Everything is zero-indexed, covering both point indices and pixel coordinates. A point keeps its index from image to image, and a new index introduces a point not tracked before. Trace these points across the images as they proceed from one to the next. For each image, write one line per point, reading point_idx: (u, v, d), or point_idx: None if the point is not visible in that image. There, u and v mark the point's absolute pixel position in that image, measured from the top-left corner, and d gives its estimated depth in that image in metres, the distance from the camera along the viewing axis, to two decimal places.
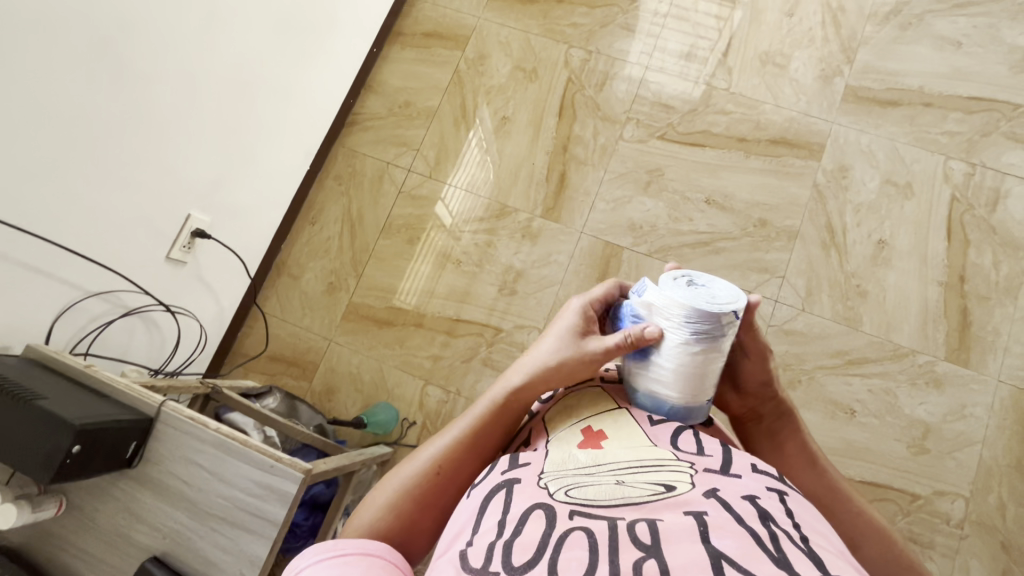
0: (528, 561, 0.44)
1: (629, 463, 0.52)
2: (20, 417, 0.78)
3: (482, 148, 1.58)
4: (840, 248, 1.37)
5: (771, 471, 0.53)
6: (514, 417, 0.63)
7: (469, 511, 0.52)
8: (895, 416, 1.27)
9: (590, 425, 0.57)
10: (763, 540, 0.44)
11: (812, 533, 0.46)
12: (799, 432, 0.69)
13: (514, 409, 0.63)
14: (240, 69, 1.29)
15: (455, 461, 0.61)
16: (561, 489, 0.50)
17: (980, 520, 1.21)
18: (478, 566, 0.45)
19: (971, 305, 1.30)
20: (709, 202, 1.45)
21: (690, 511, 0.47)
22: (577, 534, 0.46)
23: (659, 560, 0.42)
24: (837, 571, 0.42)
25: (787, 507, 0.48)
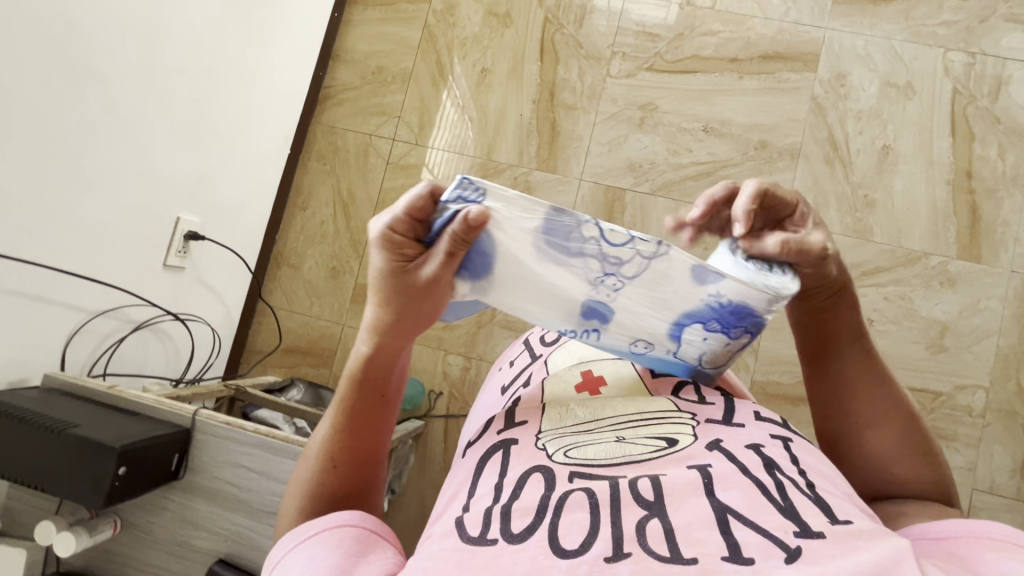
0: (528, 526, 0.41)
1: (627, 419, 0.51)
2: (54, 448, 0.77)
3: (460, 106, 1.51)
4: (844, 159, 1.35)
5: (774, 418, 0.52)
6: (380, 383, 0.57)
7: (466, 474, 0.50)
8: (912, 320, 1.29)
9: (591, 371, 0.60)
10: (769, 489, 0.42)
11: (818, 479, 0.45)
12: (857, 307, 0.61)
13: (375, 376, 0.57)
14: (201, 53, 1.20)
15: (344, 448, 0.56)
16: (560, 451, 0.48)
17: (1000, 407, 1.25)
18: (476, 533, 0.42)
19: (979, 200, 1.30)
20: (706, 130, 1.40)
21: (693, 465, 0.45)
22: (578, 495, 0.43)
23: (662, 519, 0.40)
24: (845, 516, 0.41)
25: (791, 454, 0.47)
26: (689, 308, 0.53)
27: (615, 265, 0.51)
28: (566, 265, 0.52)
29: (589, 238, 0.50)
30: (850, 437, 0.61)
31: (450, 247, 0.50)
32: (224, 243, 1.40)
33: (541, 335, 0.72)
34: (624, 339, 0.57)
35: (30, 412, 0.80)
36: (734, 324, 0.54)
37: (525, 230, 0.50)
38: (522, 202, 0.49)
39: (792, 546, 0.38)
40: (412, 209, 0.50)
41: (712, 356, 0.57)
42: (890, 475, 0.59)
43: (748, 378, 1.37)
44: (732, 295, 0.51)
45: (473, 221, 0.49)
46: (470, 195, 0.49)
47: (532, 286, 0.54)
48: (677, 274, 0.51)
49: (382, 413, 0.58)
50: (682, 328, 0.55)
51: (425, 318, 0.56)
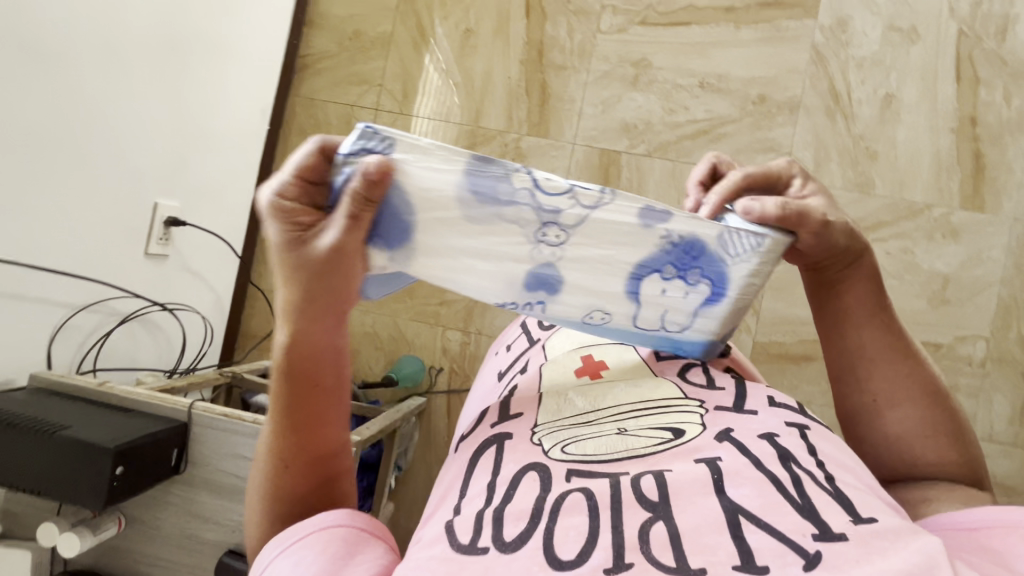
0: (520, 534, 0.39)
1: (630, 408, 0.49)
2: (48, 451, 0.75)
3: (444, 71, 1.44)
4: (846, 111, 1.31)
5: (790, 405, 0.50)
6: (308, 372, 0.52)
7: (459, 472, 0.49)
8: (915, 273, 1.28)
9: (591, 356, 0.58)
10: (784, 485, 0.41)
11: (838, 470, 0.43)
12: (873, 282, 0.59)
13: (301, 367, 0.52)
14: (164, 24, 1.12)
15: (288, 446, 0.52)
16: (557, 446, 0.46)
17: (1000, 356, 1.25)
18: (466, 541, 0.40)
19: (984, 147, 1.27)
20: (702, 86, 1.35)
21: (702, 459, 0.43)
22: (576, 497, 0.41)
23: (668, 522, 0.39)
24: (868, 511, 0.40)
25: (809, 443, 0.45)
26: (639, 259, 0.51)
27: (552, 215, 0.49)
28: (494, 221, 0.49)
29: (518, 188, 0.48)
30: (869, 418, 0.60)
31: (352, 208, 0.46)
32: (207, 228, 1.35)
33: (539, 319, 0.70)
34: (576, 307, 0.54)
35: (21, 416, 0.78)
36: (692, 271, 0.52)
37: (441, 182, 0.47)
38: (438, 149, 0.46)
39: (811, 551, 0.36)
40: (303, 170, 0.47)
41: (678, 317, 0.55)
42: (911, 456, 0.58)
43: (750, 339, 1.36)
44: (683, 232, 0.50)
45: (377, 175, 0.45)
46: (372, 146, 0.46)
47: (460, 252, 0.51)
48: (624, 221, 0.50)
49: (322, 406, 0.53)
50: (639, 285, 0.53)
51: (344, 297, 0.51)
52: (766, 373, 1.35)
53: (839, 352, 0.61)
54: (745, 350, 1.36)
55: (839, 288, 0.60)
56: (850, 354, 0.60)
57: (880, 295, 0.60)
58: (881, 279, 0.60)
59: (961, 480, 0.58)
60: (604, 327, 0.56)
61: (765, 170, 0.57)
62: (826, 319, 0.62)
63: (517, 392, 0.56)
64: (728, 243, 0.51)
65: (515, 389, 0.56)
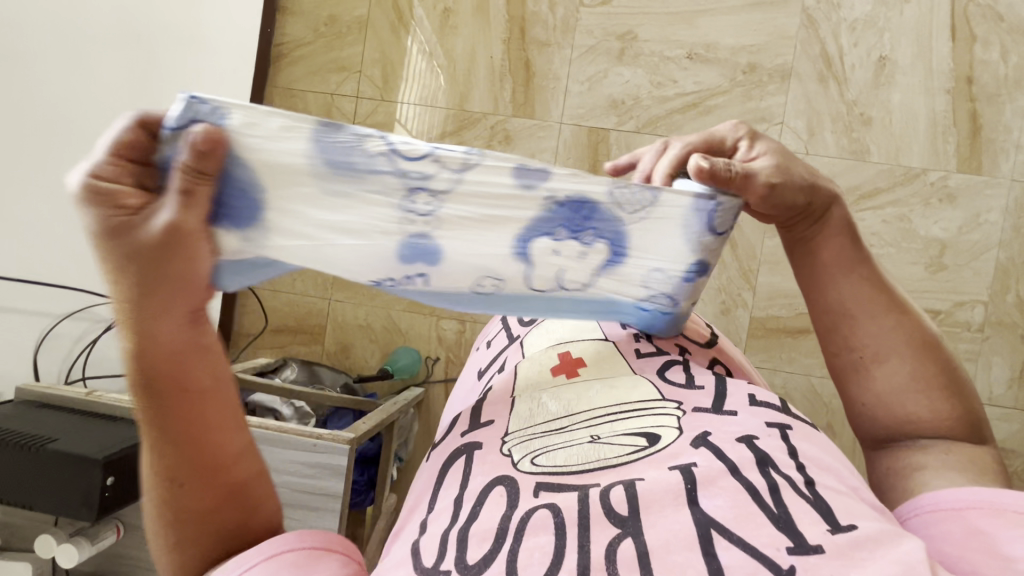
0: (484, 557, 0.38)
1: (605, 413, 0.47)
2: (38, 466, 0.76)
3: (426, 53, 1.40)
4: (839, 76, 1.27)
5: (772, 402, 0.49)
6: (168, 372, 0.43)
7: (429, 485, 0.48)
8: (911, 241, 1.26)
9: (569, 352, 0.56)
10: (761, 494, 0.39)
11: (818, 473, 0.42)
12: (846, 232, 0.57)
13: (163, 370, 0.43)
14: (126, 18, 1.08)
15: (170, 461, 0.43)
16: (527, 458, 0.45)
17: (999, 320, 1.24)
18: (429, 565, 0.39)
19: (980, 108, 1.24)
20: (691, 57, 1.31)
21: (676, 466, 0.42)
22: (542, 514, 0.40)
23: (636, 539, 0.38)
24: (847, 517, 0.39)
25: (789, 445, 0.44)
26: (526, 218, 0.47)
27: (414, 178, 0.44)
28: (348, 193, 0.45)
29: (375, 154, 0.43)
30: (856, 375, 0.56)
31: (191, 182, 0.39)
32: None
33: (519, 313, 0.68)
34: (457, 277, 0.50)
35: (11, 432, 0.79)
36: (585, 233, 0.48)
37: (292, 152, 0.42)
38: (280, 118, 0.41)
39: (784, 567, 0.35)
40: (126, 145, 0.39)
41: (577, 280, 0.51)
42: (904, 412, 0.54)
43: (747, 315, 1.35)
44: (567, 191, 0.46)
45: (213, 145, 0.40)
46: (201, 113, 0.40)
47: (314, 229, 0.46)
48: (500, 181, 0.46)
49: (205, 410, 0.44)
50: (527, 243, 0.48)
51: (197, 285, 0.42)
52: (764, 348, 1.35)
53: (818, 307, 0.58)
54: (743, 326, 1.35)
55: (812, 241, 0.57)
56: (832, 310, 0.57)
57: (856, 244, 0.57)
58: (855, 228, 0.57)
59: (959, 434, 0.54)
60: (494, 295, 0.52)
61: (707, 136, 0.55)
62: (803, 274, 0.59)
63: (491, 393, 0.54)
64: (618, 199, 0.47)
65: (490, 389, 0.55)
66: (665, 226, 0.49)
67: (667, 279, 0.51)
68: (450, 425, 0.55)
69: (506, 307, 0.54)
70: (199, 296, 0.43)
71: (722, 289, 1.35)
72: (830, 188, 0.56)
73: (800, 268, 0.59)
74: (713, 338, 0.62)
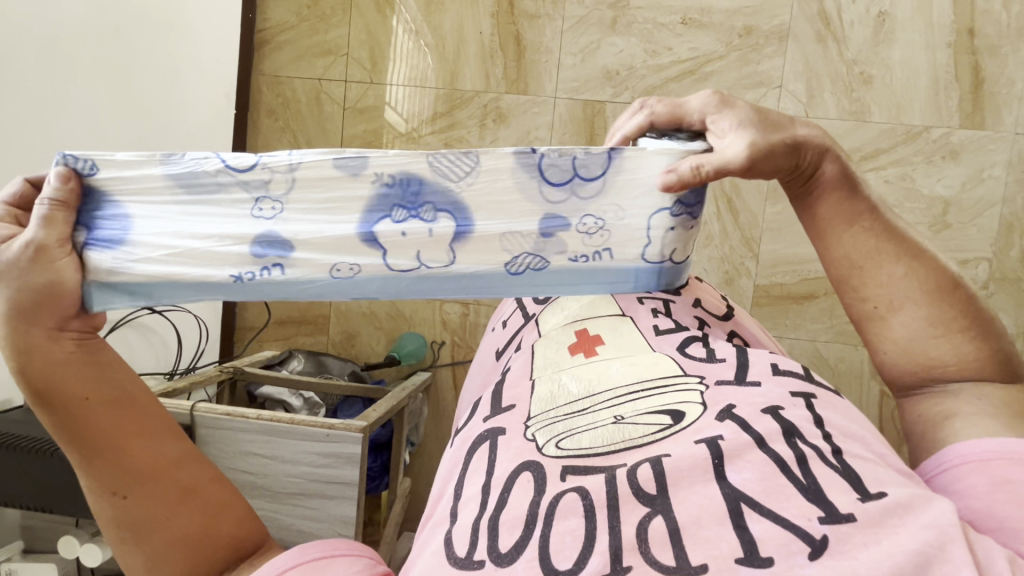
0: (517, 544, 0.39)
1: (628, 391, 0.47)
2: (59, 469, 0.78)
3: (412, 31, 1.36)
4: (838, 35, 1.24)
5: (795, 371, 0.49)
6: (70, 392, 0.46)
7: (454, 472, 0.48)
8: (914, 200, 1.25)
9: (586, 330, 0.55)
10: (789, 466, 0.39)
11: (844, 441, 0.43)
12: (844, 187, 0.54)
13: (65, 390, 0.46)
14: (102, 9, 1.04)
15: (107, 476, 0.46)
16: (552, 441, 0.45)
17: (1003, 276, 1.24)
18: (463, 554, 0.40)
19: (983, 60, 1.21)
20: (685, 23, 1.28)
21: (702, 440, 0.42)
22: (571, 497, 0.40)
23: (666, 516, 0.38)
24: (876, 485, 0.39)
25: (814, 415, 0.44)
26: (365, 202, 0.51)
27: (257, 186, 0.51)
28: (208, 201, 0.51)
29: (214, 172, 0.51)
30: (873, 327, 0.56)
31: (51, 209, 0.48)
32: None
33: None
34: (316, 264, 0.51)
35: (28, 436, 0.80)
36: (422, 207, 0.51)
37: (155, 179, 0.51)
38: (137, 161, 0.51)
39: (818, 537, 0.35)
40: (17, 200, 0.50)
41: (435, 255, 0.51)
42: (926, 357, 0.55)
43: (751, 284, 1.35)
44: (390, 171, 0.50)
45: (72, 183, 0.49)
46: (76, 168, 0.50)
47: (177, 237, 0.51)
48: (327, 176, 0.50)
49: (122, 422, 0.48)
50: (372, 226, 0.51)
51: (64, 294, 0.47)
52: (769, 316, 1.35)
53: (831, 268, 0.56)
54: (747, 295, 1.35)
55: (811, 197, 0.55)
56: (845, 271, 0.55)
57: (855, 196, 0.54)
58: (854, 178, 0.54)
59: (986, 369, 0.54)
60: (358, 281, 0.52)
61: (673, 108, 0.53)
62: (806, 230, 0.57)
63: (508, 376, 0.54)
64: (439, 167, 0.49)
65: (508, 371, 0.55)
66: (496, 190, 0.50)
67: (523, 237, 0.51)
68: (472, 409, 0.55)
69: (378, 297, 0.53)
70: (73, 308, 0.48)
71: (725, 259, 1.35)
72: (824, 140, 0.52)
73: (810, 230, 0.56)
74: (729, 311, 0.61)
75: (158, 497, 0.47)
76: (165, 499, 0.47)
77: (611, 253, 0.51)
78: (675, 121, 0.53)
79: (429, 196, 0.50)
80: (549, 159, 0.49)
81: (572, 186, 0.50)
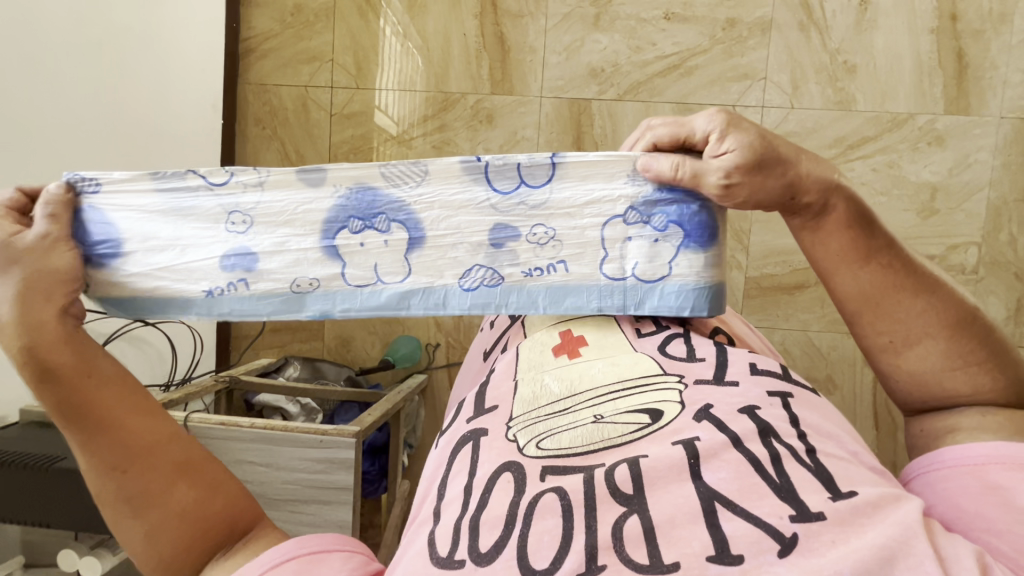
0: (496, 543, 0.39)
1: (607, 391, 0.48)
2: (52, 483, 0.79)
3: (399, 35, 1.36)
4: (821, 24, 1.24)
5: (773, 370, 0.49)
6: (63, 370, 0.48)
7: (438, 471, 0.49)
8: (901, 187, 1.25)
9: (569, 331, 0.55)
10: (764, 465, 0.40)
11: (819, 440, 0.44)
12: (853, 225, 0.53)
13: (59, 366, 0.48)
14: (87, 25, 1.05)
15: (102, 451, 0.47)
16: (532, 442, 0.45)
17: (993, 260, 1.25)
18: (444, 554, 0.41)
19: (965, 45, 1.21)
20: (669, 18, 1.28)
21: (679, 441, 0.43)
22: (549, 497, 0.41)
23: (642, 515, 0.39)
24: (848, 485, 0.40)
25: (791, 414, 0.45)
26: (321, 217, 0.56)
27: (231, 200, 0.56)
28: (192, 212, 0.57)
29: (196, 188, 0.56)
30: (887, 360, 0.57)
31: (53, 207, 0.54)
32: None
33: None
34: (277, 281, 0.57)
35: (23, 452, 0.82)
36: (376, 219, 0.56)
37: (145, 194, 0.57)
38: (129, 180, 0.56)
39: (788, 535, 0.36)
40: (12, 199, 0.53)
41: (393, 267, 0.57)
42: (939, 388, 0.55)
43: (742, 276, 1.35)
44: (348, 183, 0.56)
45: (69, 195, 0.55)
46: (80, 186, 0.56)
47: (164, 256, 0.57)
48: (288, 191, 0.56)
49: (112, 397, 0.48)
50: (332, 240, 0.57)
51: (69, 279, 0.52)
52: (761, 307, 1.35)
53: (842, 302, 0.56)
54: (738, 287, 1.36)
55: (820, 235, 0.54)
56: (855, 305, 0.55)
57: (867, 236, 0.53)
58: (866, 215, 0.53)
59: (1007, 400, 0.54)
60: (316, 296, 0.58)
61: (677, 127, 0.53)
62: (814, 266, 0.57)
63: (493, 377, 0.55)
64: (391, 176, 0.55)
65: (493, 372, 0.55)
66: (444, 198, 0.55)
67: (470, 248, 0.56)
68: (456, 411, 0.55)
69: (331, 315, 0.58)
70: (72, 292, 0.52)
71: None
72: (830, 176, 0.52)
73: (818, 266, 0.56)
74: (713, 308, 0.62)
75: (156, 470, 0.47)
76: (162, 474, 0.47)
77: (566, 265, 0.56)
78: (678, 142, 0.53)
79: (389, 205, 0.56)
80: (495, 167, 0.54)
81: (521, 194, 0.55)
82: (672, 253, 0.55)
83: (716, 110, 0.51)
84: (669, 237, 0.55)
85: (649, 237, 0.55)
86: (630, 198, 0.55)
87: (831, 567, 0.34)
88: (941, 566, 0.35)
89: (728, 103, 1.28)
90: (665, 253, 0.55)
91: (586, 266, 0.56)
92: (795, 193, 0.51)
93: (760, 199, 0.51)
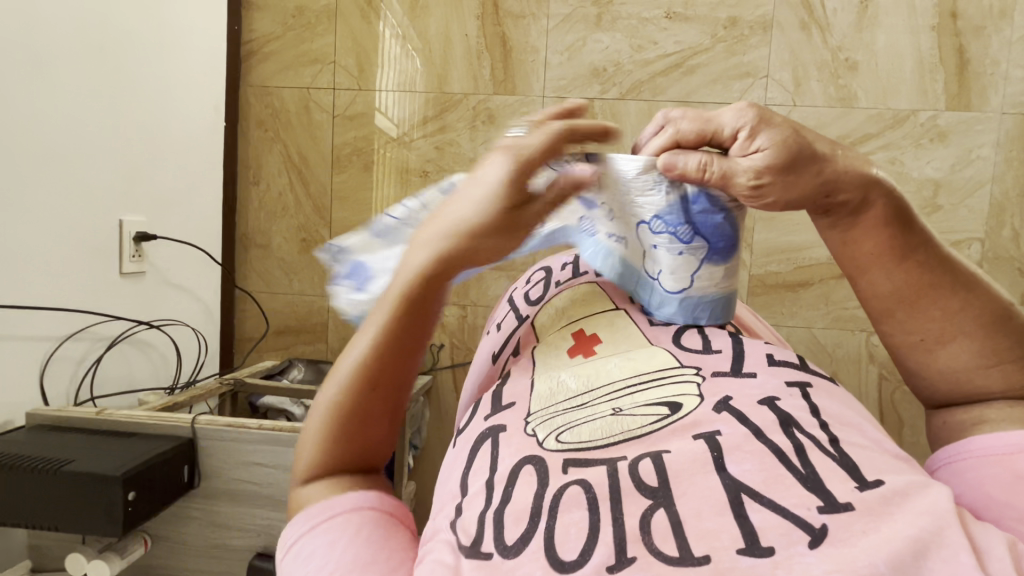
0: (522, 535, 0.39)
1: (626, 383, 0.48)
2: (58, 487, 0.78)
3: (401, 36, 1.37)
4: (822, 22, 1.25)
5: (790, 361, 0.49)
6: (430, 300, 0.56)
7: (459, 470, 0.48)
8: (904, 184, 1.26)
9: (582, 331, 0.55)
10: (788, 456, 0.40)
11: (841, 429, 0.43)
12: (890, 224, 0.54)
13: (424, 298, 0.56)
14: (90, 28, 1.05)
15: (381, 367, 0.57)
16: (552, 435, 0.45)
17: (996, 256, 1.25)
18: (468, 543, 0.41)
19: (966, 41, 1.21)
20: (670, 17, 1.28)
21: (701, 435, 0.42)
22: (574, 489, 0.41)
23: (669, 509, 0.39)
24: (875, 471, 0.40)
25: (811, 404, 0.45)
26: None
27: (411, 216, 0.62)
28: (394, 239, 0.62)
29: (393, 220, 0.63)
30: (917, 357, 0.59)
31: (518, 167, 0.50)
32: (183, 238, 1.32)
33: (525, 294, 0.68)
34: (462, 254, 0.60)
35: (29, 456, 0.82)
36: None
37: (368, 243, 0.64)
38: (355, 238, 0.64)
39: (817, 526, 0.36)
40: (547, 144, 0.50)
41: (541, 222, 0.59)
42: (970, 386, 0.57)
43: (745, 274, 1.35)
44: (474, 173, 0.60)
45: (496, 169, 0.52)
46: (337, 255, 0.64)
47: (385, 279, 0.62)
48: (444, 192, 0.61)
49: (418, 337, 0.58)
50: None
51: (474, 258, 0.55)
52: (765, 305, 1.35)
53: (870, 299, 0.58)
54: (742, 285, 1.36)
55: (854, 234, 0.56)
56: (886, 302, 0.57)
57: (902, 236, 0.55)
58: (902, 214, 0.54)
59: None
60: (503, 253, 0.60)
61: (703, 123, 0.54)
62: (844, 266, 0.59)
63: (509, 377, 0.54)
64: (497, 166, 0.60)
65: (508, 374, 0.55)
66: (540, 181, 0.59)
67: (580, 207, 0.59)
68: (472, 410, 0.55)
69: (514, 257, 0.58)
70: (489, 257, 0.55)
71: None
72: (869, 174, 0.52)
73: (845, 264, 0.58)
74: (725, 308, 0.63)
75: (387, 403, 0.58)
76: (385, 411, 0.58)
77: (623, 240, 0.59)
78: (705, 139, 0.54)
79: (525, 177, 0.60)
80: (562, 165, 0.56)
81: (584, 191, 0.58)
82: (695, 267, 0.55)
83: (744, 105, 0.52)
84: (693, 249, 0.55)
85: (676, 250, 0.55)
86: (654, 207, 0.55)
87: (864, 557, 0.34)
88: (975, 559, 0.35)
89: (729, 102, 1.29)
90: (687, 266, 0.56)
91: (632, 249, 0.59)
92: (832, 190, 0.52)
93: (788, 199, 0.52)
